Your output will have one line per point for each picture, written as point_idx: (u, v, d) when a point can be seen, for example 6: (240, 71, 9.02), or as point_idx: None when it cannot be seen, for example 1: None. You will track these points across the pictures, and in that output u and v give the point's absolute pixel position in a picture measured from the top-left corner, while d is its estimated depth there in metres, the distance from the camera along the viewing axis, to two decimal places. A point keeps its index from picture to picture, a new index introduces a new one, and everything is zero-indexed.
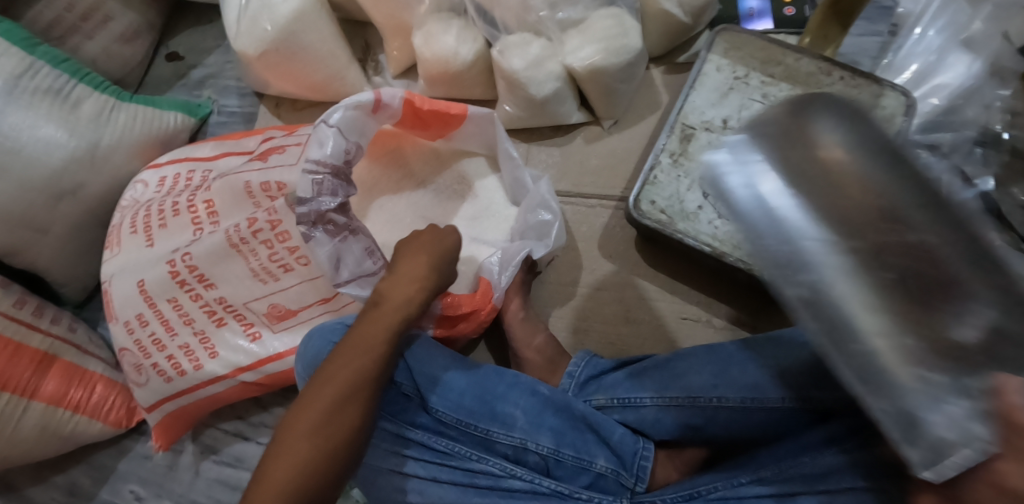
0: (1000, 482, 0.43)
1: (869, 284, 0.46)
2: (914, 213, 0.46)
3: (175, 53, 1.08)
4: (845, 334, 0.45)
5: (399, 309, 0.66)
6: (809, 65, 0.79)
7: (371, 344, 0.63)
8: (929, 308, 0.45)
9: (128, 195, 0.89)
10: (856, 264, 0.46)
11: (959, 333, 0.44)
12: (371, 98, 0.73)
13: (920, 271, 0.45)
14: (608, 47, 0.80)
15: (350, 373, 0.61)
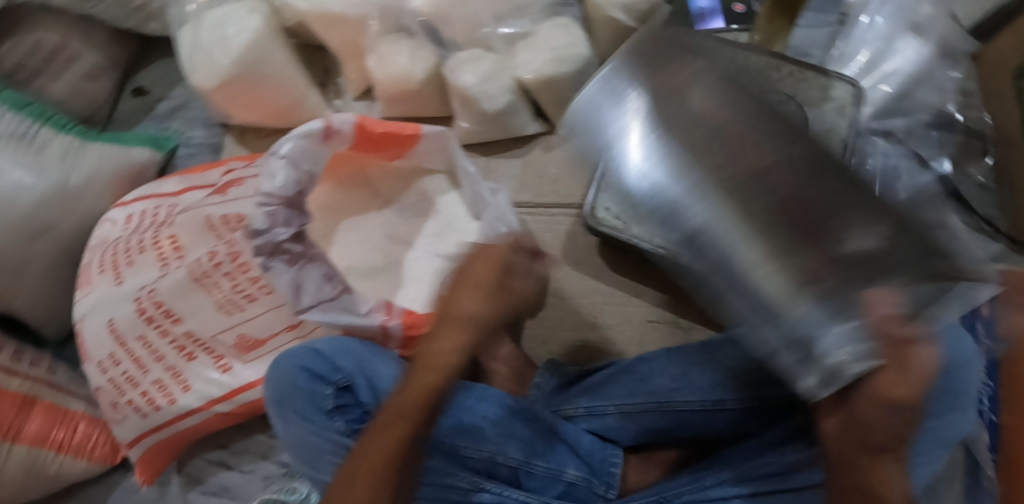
0: (885, 393, 0.47)
1: (745, 227, 0.47)
2: (782, 151, 0.48)
3: (141, 87, 1.10)
4: (754, 296, 0.48)
5: (439, 370, 0.58)
6: (758, 60, 0.79)
7: (421, 400, 0.58)
8: (800, 246, 0.46)
9: (97, 233, 0.90)
10: (735, 214, 0.48)
11: (846, 245, 0.45)
12: (321, 126, 0.74)
13: (765, 198, 0.47)
14: (559, 56, 0.81)
15: (393, 436, 0.57)
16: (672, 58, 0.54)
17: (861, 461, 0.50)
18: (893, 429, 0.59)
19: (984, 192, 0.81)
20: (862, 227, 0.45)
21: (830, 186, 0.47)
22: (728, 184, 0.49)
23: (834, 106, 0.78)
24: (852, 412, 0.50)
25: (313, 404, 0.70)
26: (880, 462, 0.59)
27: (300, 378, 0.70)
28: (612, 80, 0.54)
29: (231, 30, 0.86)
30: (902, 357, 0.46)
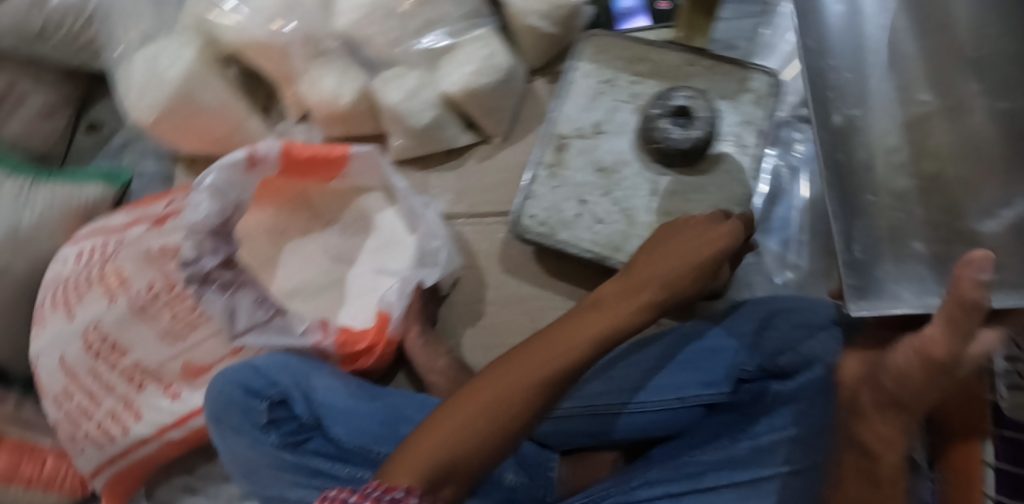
0: (926, 352, 0.46)
1: (909, 146, 0.54)
2: (975, 112, 0.52)
3: (94, 122, 1.13)
4: (861, 185, 0.54)
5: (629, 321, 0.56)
6: (674, 58, 0.80)
7: (522, 377, 0.51)
8: (922, 191, 0.53)
9: (50, 271, 0.91)
10: (915, 140, 0.53)
11: (981, 223, 0.50)
12: (245, 155, 0.74)
13: (962, 91, 0.52)
14: (481, 68, 0.82)
15: (566, 356, 0.52)
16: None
17: (869, 413, 0.51)
18: (803, 423, 0.61)
19: None
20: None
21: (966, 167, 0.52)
22: (1004, 81, 0.51)
23: (751, 98, 0.79)
24: (886, 363, 0.49)
25: (248, 419, 0.70)
26: (796, 456, 0.61)
27: (236, 394, 0.70)
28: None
29: (166, 62, 0.88)
30: (954, 318, 0.44)
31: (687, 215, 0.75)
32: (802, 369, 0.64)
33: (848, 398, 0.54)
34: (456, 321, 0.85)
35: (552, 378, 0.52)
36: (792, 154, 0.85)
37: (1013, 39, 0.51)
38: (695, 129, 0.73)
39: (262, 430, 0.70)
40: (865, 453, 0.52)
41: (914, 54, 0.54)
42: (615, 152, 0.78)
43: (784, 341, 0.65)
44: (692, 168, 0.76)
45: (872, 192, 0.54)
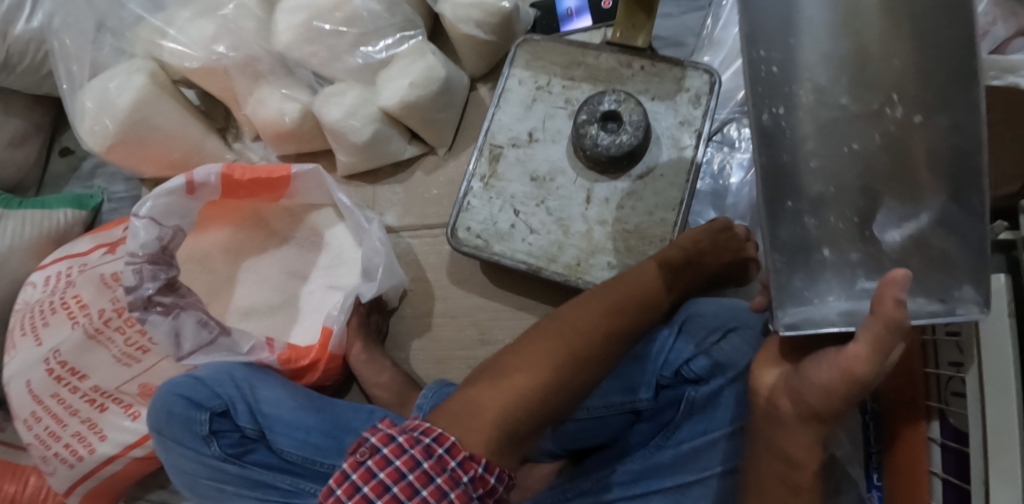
0: (848, 368, 0.44)
1: (833, 152, 0.50)
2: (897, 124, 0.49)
3: (67, 147, 1.16)
4: (786, 188, 0.49)
5: (649, 296, 0.63)
6: (608, 61, 0.78)
7: (574, 338, 0.57)
8: (842, 199, 0.50)
9: (21, 297, 0.95)
10: (833, 142, 0.50)
11: (885, 233, 0.49)
12: (183, 182, 0.76)
13: (877, 101, 0.50)
14: (417, 80, 0.81)
15: (618, 317, 0.60)
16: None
17: (792, 424, 0.49)
18: (716, 426, 0.60)
19: None
20: (955, 236, 0.48)
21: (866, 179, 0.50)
22: (928, 101, 0.48)
23: (689, 98, 0.76)
24: (807, 377, 0.47)
25: (190, 430, 0.72)
26: (714, 460, 0.60)
27: (179, 406, 0.72)
28: None
29: (115, 91, 0.90)
30: (879, 335, 0.43)
31: (621, 222, 0.74)
32: (717, 373, 0.62)
33: (765, 409, 0.52)
34: (407, 334, 0.86)
35: (597, 341, 0.58)
36: (740, 153, 0.83)
37: (931, 51, 0.48)
38: (624, 134, 0.72)
39: (202, 440, 0.72)
40: (788, 460, 0.51)
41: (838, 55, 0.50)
42: (550, 160, 0.77)
43: (695, 345, 0.64)
44: (627, 173, 0.75)
45: (792, 199, 0.50)
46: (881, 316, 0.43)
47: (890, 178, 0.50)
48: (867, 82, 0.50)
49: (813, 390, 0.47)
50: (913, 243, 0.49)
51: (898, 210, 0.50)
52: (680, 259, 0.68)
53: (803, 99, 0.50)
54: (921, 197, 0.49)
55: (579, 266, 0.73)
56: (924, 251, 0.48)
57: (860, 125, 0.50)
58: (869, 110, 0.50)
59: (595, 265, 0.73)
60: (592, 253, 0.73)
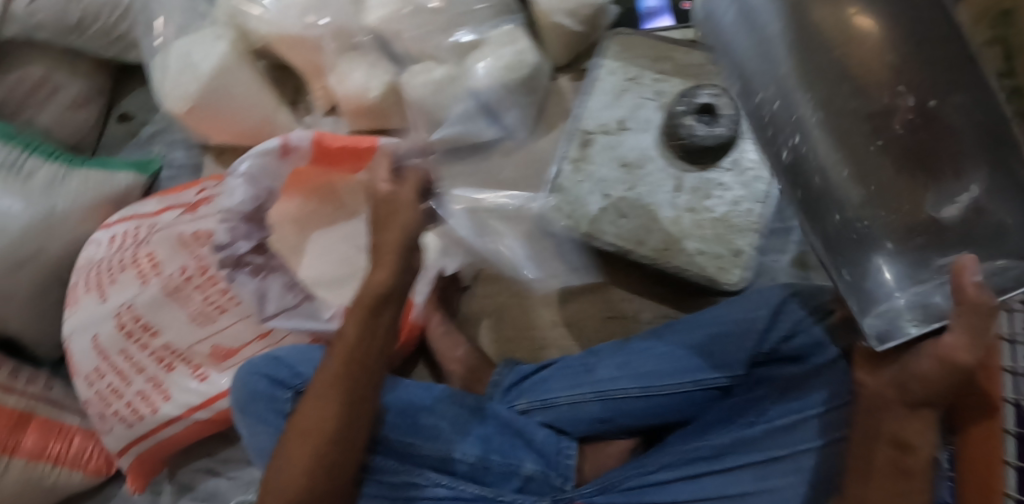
0: (949, 356, 0.45)
1: (863, 151, 0.52)
2: (849, 118, 0.51)
3: (125, 113, 1.15)
4: (825, 208, 0.54)
5: (360, 312, 0.62)
6: (697, 57, 0.80)
7: (341, 372, 0.64)
8: (909, 186, 0.51)
9: (83, 255, 0.93)
10: (847, 149, 0.52)
11: (939, 212, 0.50)
12: (278, 144, 0.77)
13: (882, 89, 0.50)
14: (511, 64, 0.84)
15: (333, 393, 0.64)
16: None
17: (903, 410, 0.51)
18: (811, 405, 0.61)
19: None
20: (1004, 201, 0.48)
21: (897, 168, 0.51)
22: (939, 81, 0.49)
23: None
24: (908, 369, 0.49)
25: (273, 408, 0.72)
26: (804, 439, 0.61)
27: (261, 385, 0.72)
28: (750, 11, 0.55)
29: (198, 57, 0.91)
30: (969, 322, 0.44)
31: (709, 211, 0.76)
32: (814, 353, 0.65)
33: (874, 398, 0.53)
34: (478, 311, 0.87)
35: (353, 367, 0.64)
36: None
37: (917, 42, 0.49)
38: (719, 127, 0.75)
39: (284, 418, 0.71)
40: (897, 443, 0.51)
41: (798, 52, 0.53)
42: (639, 148, 0.79)
43: (795, 324, 0.66)
44: (718, 164, 0.77)
45: (839, 211, 0.53)
46: (968, 304, 0.43)
47: (915, 159, 0.50)
48: (839, 73, 0.51)
49: (916, 381, 0.49)
50: (973, 214, 0.49)
51: (952, 185, 0.49)
52: (396, 247, 0.59)
53: (810, 118, 0.53)
54: (947, 176, 0.49)
55: (667, 251, 0.76)
56: (982, 222, 0.48)
57: (863, 121, 0.51)
58: (868, 91, 0.50)
59: (683, 251, 0.75)
60: (680, 239, 0.76)
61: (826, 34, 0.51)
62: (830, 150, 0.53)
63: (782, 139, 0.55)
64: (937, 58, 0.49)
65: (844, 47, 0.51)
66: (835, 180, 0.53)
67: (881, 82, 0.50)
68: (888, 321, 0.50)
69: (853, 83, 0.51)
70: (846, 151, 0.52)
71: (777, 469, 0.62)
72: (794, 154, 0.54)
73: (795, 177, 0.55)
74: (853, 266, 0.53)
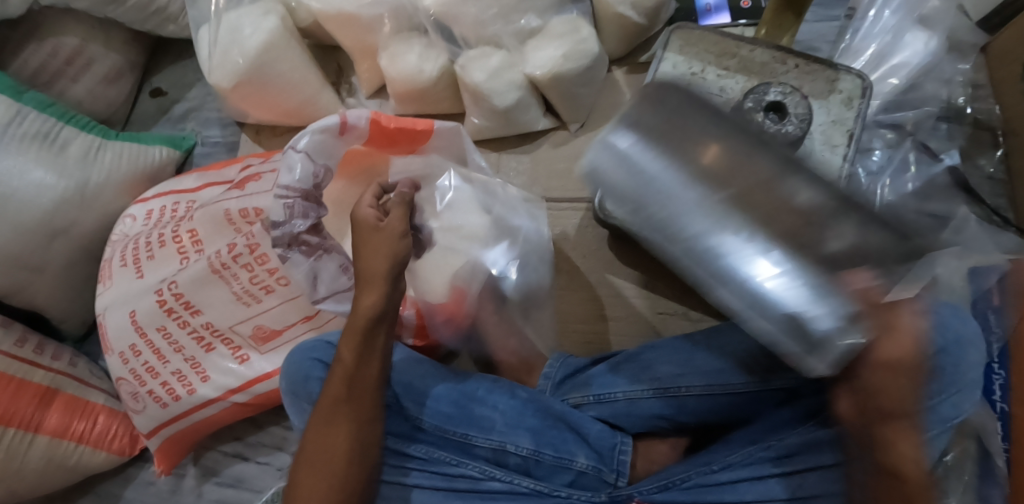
0: (886, 359, 0.55)
1: (773, 235, 0.50)
2: (748, 204, 0.51)
3: (158, 88, 1.11)
4: (762, 304, 0.50)
5: (359, 331, 0.64)
6: (763, 55, 0.79)
7: (341, 396, 0.65)
8: (810, 248, 0.50)
9: (117, 229, 0.90)
10: (761, 232, 0.51)
11: (829, 245, 0.50)
12: (337, 122, 0.75)
13: (749, 172, 0.52)
14: (569, 53, 0.82)
15: (336, 404, 0.65)
16: (673, 118, 0.55)
17: (881, 430, 0.57)
18: None
19: (992, 184, 0.83)
20: (876, 233, 0.51)
21: (795, 222, 0.50)
22: (779, 160, 0.54)
23: (841, 99, 0.78)
24: (869, 386, 0.56)
25: None
26: None
27: (316, 369, 0.72)
28: (618, 141, 0.54)
29: (248, 30, 0.89)
30: (886, 319, 0.53)
31: None
32: None
33: (857, 428, 0.59)
34: None
35: (355, 388, 0.65)
36: (870, 160, 0.85)
37: (680, 135, 0.54)
38: (788, 125, 0.73)
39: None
40: (891, 470, 0.57)
41: (678, 176, 0.52)
42: None
43: None
44: None
45: (774, 304, 0.51)
46: (881, 305, 0.52)
47: (792, 226, 0.50)
48: (706, 164, 0.53)
49: (884, 396, 0.56)
50: (851, 251, 0.51)
51: (849, 228, 0.51)
52: (383, 269, 0.64)
53: (709, 237, 0.51)
54: (822, 218, 0.51)
55: None
56: (851, 259, 0.50)
57: (753, 205, 0.51)
58: (732, 174, 0.52)
59: None
60: None
61: (685, 142, 0.54)
62: (721, 227, 0.51)
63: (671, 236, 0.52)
64: (745, 145, 0.54)
65: (695, 147, 0.53)
66: (741, 252, 0.51)
67: (735, 167, 0.53)
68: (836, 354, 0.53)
69: (724, 171, 0.52)
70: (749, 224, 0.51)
71: (806, 481, 0.64)
72: (711, 262, 0.51)
73: (688, 254, 0.52)
74: (759, 312, 0.52)
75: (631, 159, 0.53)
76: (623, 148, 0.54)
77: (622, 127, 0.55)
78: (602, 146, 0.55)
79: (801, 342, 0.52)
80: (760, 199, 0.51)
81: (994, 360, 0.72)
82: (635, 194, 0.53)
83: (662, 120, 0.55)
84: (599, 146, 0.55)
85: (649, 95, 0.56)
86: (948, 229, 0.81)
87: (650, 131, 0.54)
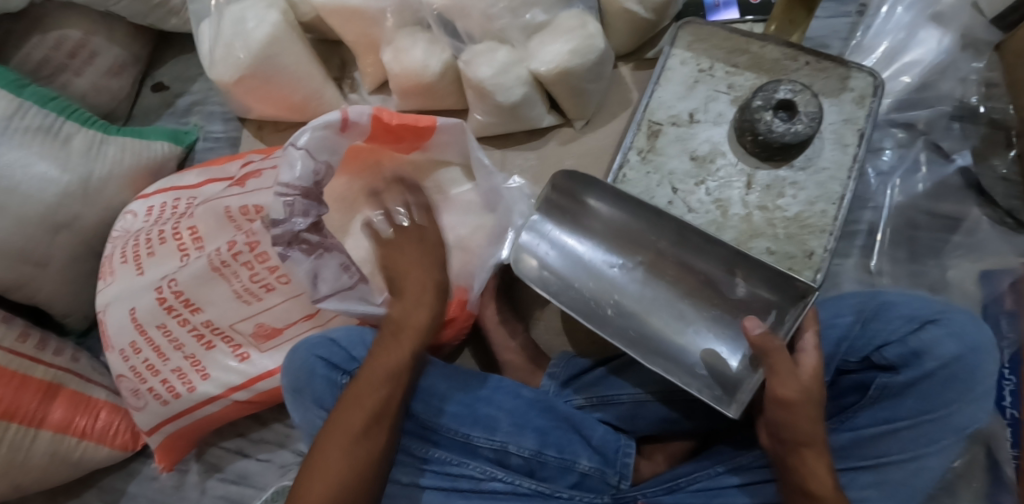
0: (779, 396, 0.58)
1: (674, 294, 0.75)
2: (649, 273, 0.76)
3: (161, 83, 1.10)
4: (687, 364, 0.71)
5: (414, 337, 0.69)
6: (774, 51, 0.77)
7: (388, 396, 0.66)
8: (706, 296, 0.74)
9: (119, 224, 0.90)
10: (668, 292, 0.75)
11: (736, 292, 0.73)
12: (338, 118, 0.75)
13: (651, 242, 0.76)
14: (576, 47, 0.80)
15: (375, 392, 0.66)
16: (584, 206, 0.78)
17: (789, 460, 0.58)
18: (902, 415, 0.59)
19: (1006, 185, 0.79)
20: (766, 282, 0.70)
21: (688, 281, 0.75)
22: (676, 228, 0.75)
23: (853, 97, 0.75)
24: (778, 420, 0.59)
25: (331, 392, 0.71)
26: (895, 450, 0.59)
27: (319, 367, 0.71)
28: (541, 230, 0.77)
29: (251, 24, 0.87)
30: (776, 363, 0.58)
31: (782, 210, 0.75)
32: (913, 363, 0.60)
33: (777, 457, 0.61)
34: (532, 303, 0.87)
35: (398, 389, 0.67)
36: (881, 160, 0.84)
37: (610, 215, 0.77)
38: (799, 124, 0.71)
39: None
40: (807, 493, 0.57)
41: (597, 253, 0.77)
42: (711, 142, 0.78)
43: (890, 333, 0.61)
44: (790, 163, 0.75)
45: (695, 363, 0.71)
46: (768, 350, 0.59)
47: (692, 282, 0.75)
48: (621, 245, 0.77)
49: (784, 429, 0.59)
50: (750, 295, 0.72)
51: (735, 278, 0.73)
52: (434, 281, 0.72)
53: (621, 308, 0.75)
54: (720, 278, 0.73)
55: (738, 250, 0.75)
56: (754, 302, 0.71)
57: (653, 269, 0.76)
58: (640, 248, 0.77)
59: (754, 250, 0.75)
60: (752, 237, 0.75)
61: (600, 231, 0.78)
62: (637, 300, 0.75)
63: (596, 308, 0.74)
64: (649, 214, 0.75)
65: (611, 233, 0.78)
66: (653, 307, 0.75)
67: (648, 235, 0.77)
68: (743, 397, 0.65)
69: (633, 245, 0.77)
70: (658, 285, 0.76)
71: (760, 491, 0.65)
72: (629, 332, 0.73)
73: (620, 328, 0.74)
74: (677, 363, 0.71)
75: (557, 243, 0.77)
76: (546, 236, 0.77)
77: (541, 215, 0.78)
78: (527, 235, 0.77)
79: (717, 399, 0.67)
80: (663, 266, 0.76)
81: (1005, 366, 0.72)
82: (565, 271, 0.76)
83: (571, 204, 0.78)
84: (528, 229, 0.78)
85: (569, 182, 0.77)
86: (960, 232, 0.80)
87: (572, 222, 0.78)
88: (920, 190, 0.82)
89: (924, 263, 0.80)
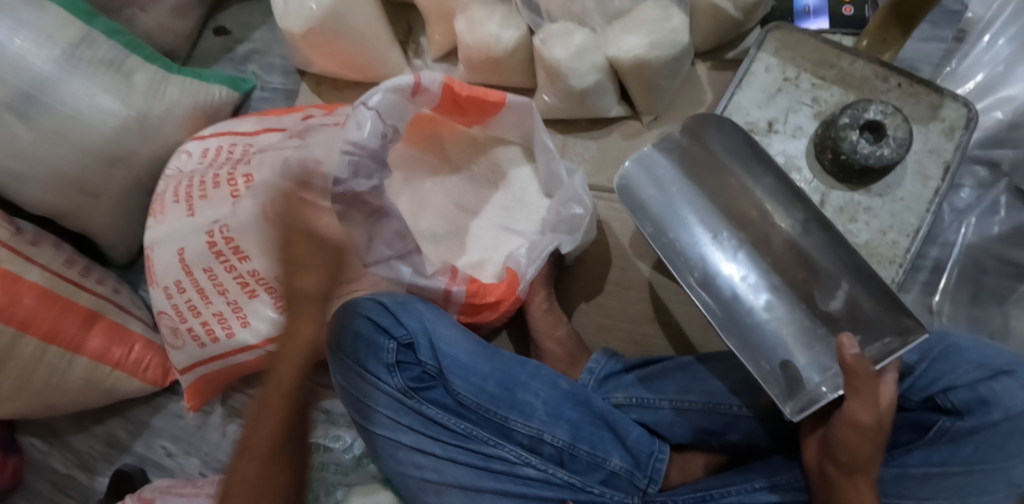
0: (855, 419, 0.57)
1: (757, 261, 0.74)
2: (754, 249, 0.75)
3: (223, 27, 1.09)
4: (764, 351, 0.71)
5: (298, 353, 0.56)
6: (864, 69, 0.74)
7: (280, 422, 0.56)
8: (807, 285, 0.72)
9: (173, 163, 0.90)
10: (766, 267, 0.74)
11: (829, 304, 0.71)
12: (410, 82, 0.74)
13: (771, 210, 0.74)
14: (658, 39, 0.77)
15: (278, 401, 0.56)
16: (710, 156, 0.76)
17: (839, 483, 0.57)
18: (956, 461, 0.57)
19: None
20: (866, 298, 0.67)
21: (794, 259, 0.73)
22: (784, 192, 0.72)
23: (942, 128, 0.72)
24: (836, 442, 0.58)
25: (376, 356, 0.70)
26: (941, 494, 0.58)
27: (365, 327, 0.72)
28: (649, 165, 0.76)
29: None
30: (859, 386, 0.57)
31: (851, 235, 0.72)
32: (978, 410, 0.57)
33: (822, 480, 0.59)
34: (575, 295, 0.86)
35: (286, 413, 0.57)
36: (957, 197, 0.81)
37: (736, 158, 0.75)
38: (885, 148, 0.68)
39: (386, 368, 0.70)
40: None
41: (703, 202, 0.76)
42: (786, 154, 0.75)
43: (957, 376, 0.59)
44: (866, 188, 0.73)
45: (767, 360, 0.70)
46: (857, 372, 0.57)
47: (795, 270, 0.73)
48: (728, 210, 0.76)
49: (842, 450, 0.57)
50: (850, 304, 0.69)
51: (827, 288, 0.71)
52: (320, 287, 0.55)
53: (714, 265, 0.74)
54: (827, 279, 0.71)
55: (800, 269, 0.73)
56: (854, 316, 0.68)
57: (750, 239, 0.75)
58: (743, 223, 0.75)
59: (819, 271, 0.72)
60: None
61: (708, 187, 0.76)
62: (723, 277, 0.73)
63: (684, 267, 0.73)
64: (767, 159, 0.73)
65: (720, 193, 0.76)
66: (742, 289, 0.73)
67: (760, 212, 0.74)
68: (809, 403, 0.64)
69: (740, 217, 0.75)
70: (752, 267, 0.74)
71: None
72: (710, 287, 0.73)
73: (704, 294, 0.72)
74: (752, 351, 0.70)
75: (666, 183, 0.76)
76: (655, 173, 0.76)
77: (653, 150, 0.76)
78: (635, 165, 0.76)
79: (790, 407, 0.64)
80: (764, 243, 0.74)
81: None
82: (660, 210, 0.75)
83: (695, 146, 0.76)
84: (636, 159, 0.76)
85: (699, 121, 0.74)
86: None
87: (688, 169, 0.77)
88: (994, 233, 0.79)
89: (984, 308, 0.78)
